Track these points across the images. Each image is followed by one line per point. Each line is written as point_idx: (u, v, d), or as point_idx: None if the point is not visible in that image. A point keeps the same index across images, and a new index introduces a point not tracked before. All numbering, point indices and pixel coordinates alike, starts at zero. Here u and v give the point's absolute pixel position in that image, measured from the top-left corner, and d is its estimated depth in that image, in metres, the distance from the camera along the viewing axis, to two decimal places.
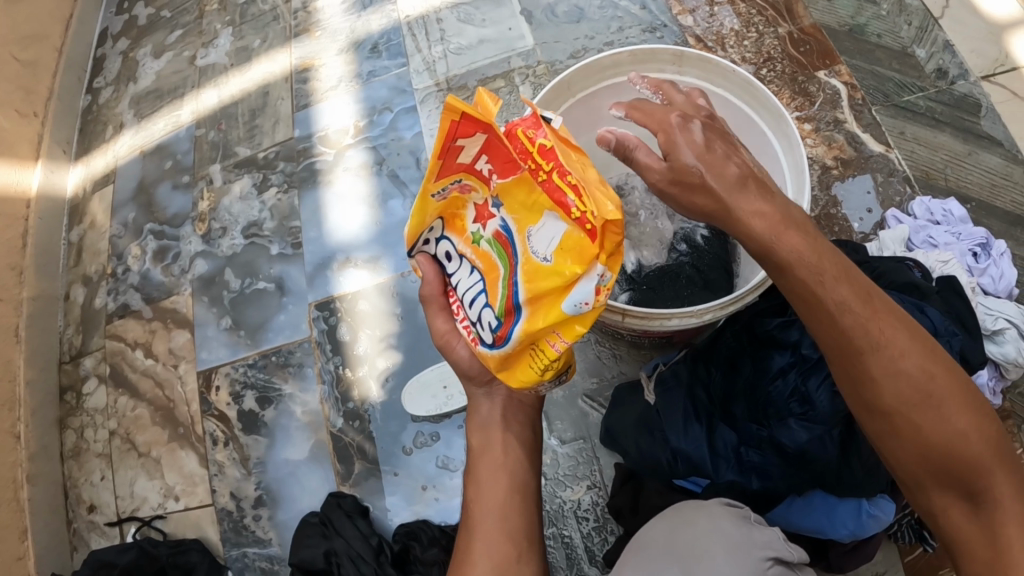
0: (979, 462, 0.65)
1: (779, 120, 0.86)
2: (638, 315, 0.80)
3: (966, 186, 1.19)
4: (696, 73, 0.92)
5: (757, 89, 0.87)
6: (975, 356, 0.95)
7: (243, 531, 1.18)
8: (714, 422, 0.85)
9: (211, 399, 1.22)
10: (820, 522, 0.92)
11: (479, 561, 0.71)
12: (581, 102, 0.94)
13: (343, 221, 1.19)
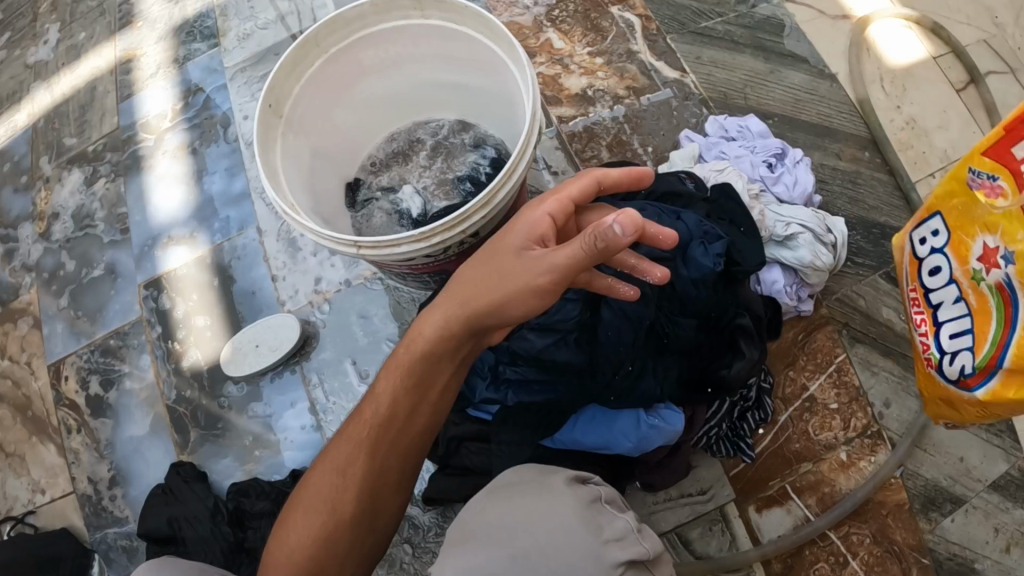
0: None
1: (511, 47, 0.86)
2: (367, 245, 0.77)
3: (768, 103, 1.25)
4: (439, 13, 0.91)
5: (489, 21, 0.86)
6: (751, 257, 0.89)
7: (103, 513, 1.21)
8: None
9: (61, 390, 1.25)
10: (603, 436, 0.85)
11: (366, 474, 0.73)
12: (333, 58, 0.93)
13: (162, 201, 1.22)
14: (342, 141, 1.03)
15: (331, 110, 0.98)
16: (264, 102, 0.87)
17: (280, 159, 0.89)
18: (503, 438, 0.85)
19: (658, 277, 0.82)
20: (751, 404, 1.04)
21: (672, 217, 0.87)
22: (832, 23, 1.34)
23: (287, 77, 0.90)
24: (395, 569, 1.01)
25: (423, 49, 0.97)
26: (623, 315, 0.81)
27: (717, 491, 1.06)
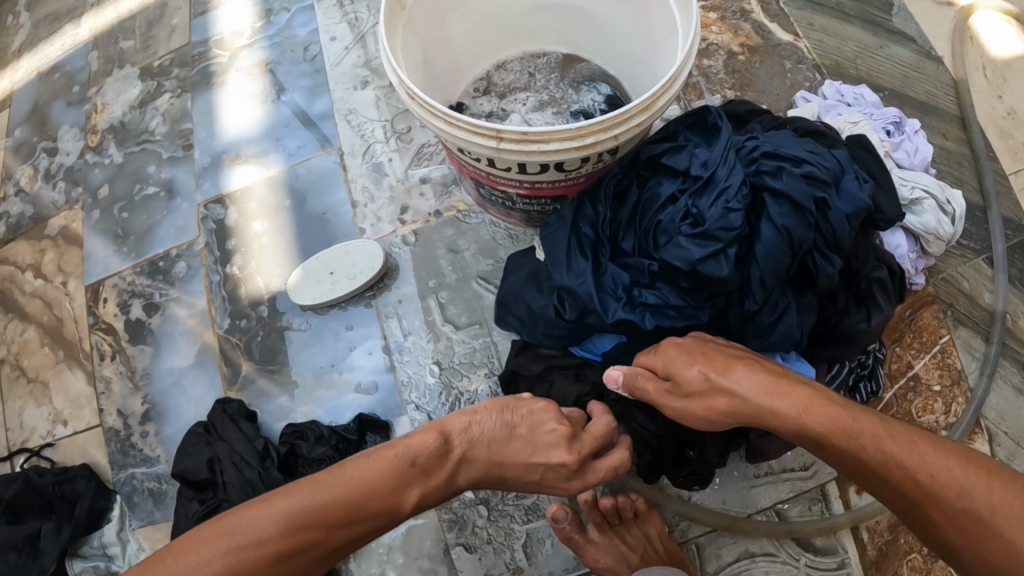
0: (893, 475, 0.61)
1: None
2: (514, 134, 0.71)
3: (878, 76, 1.15)
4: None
5: None
6: (892, 207, 0.81)
7: (130, 451, 1.10)
8: (599, 258, 0.78)
9: (98, 313, 1.14)
10: None
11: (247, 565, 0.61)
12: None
13: (234, 119, 1.15)
14: (452, 56, 0.95)
15: (449, 19, 0.91)
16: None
17: (399, 54, 0.82)
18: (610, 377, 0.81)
19: (821, 200, 0.72)
20: (865, 373, 0.96)
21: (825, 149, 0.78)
22: (937, 9, 1.22)
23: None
24: (467, 532, 0.92)
25: None
26: (787, 235, 0.70)
27: (820, 468, 0.94)
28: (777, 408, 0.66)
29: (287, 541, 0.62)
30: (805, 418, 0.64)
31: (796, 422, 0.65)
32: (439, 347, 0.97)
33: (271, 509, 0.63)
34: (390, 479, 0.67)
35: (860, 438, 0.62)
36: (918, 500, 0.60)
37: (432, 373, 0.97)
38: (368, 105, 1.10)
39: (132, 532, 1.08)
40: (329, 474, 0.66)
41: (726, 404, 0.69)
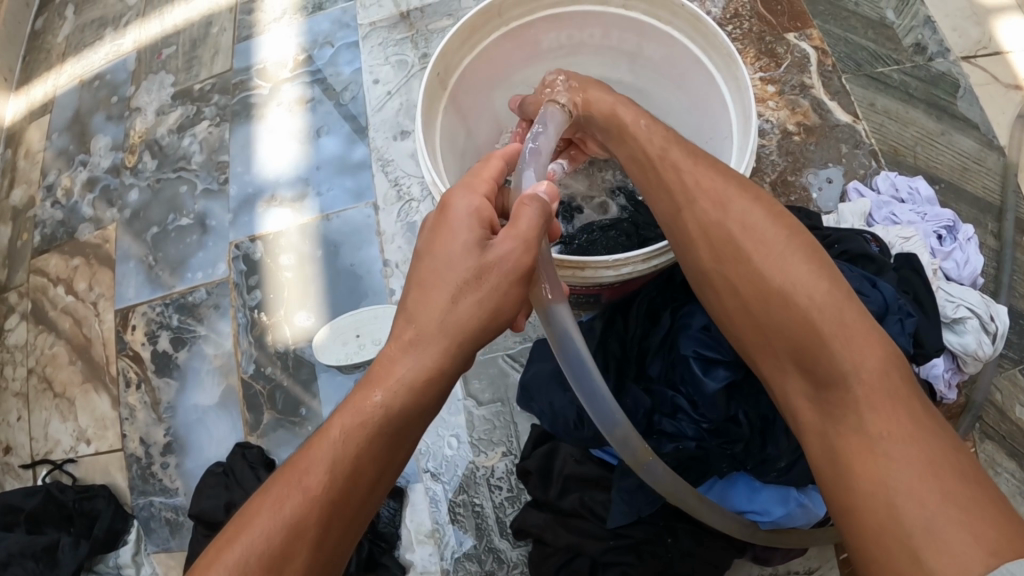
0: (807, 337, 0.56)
1: (726, 59, 0.76)
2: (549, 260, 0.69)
3: (935, 166, 1.10)
4: (642, 8, 0.81)
5: (706, 26, 0.75)
6: (933, 342, 0.78)
7: (150, 479, 1.13)
8: (623, 380, 0.77)
9: (126, 339, 1.16)
10: (739, 506, 0.78)
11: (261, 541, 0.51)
12: (509, 36, 0.83)
13: (271, 156, 1.14)
14: (494, 126, 0.92)
15: (492, 89, 0.88)
16: (435, 69, 0.76)
17: (439, 134, 0.78)
18: (626, 485, 0.81)
19: None
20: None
21: (867, 285, 0.74)
22: (1002, 93, 1.13)
23: (458, 50, 0.79)
24: None
25: (607, 43, 0.87)
26: None
27: None
28: (723, 204, 0.63)
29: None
30: (735, 235, 0.62)
31: (721, 229, 0.62)
32: (459, 421, 0.98)
33: (224, 562, 0.48)
34: (345, 448, 0.53)
35: (795, 274, 0.58)
36: (806, 356, 0.56)
37: (450, 445, 0.97)
38: (407, 158, 1.10)
39: (146, 557, 1.11)
40: (269, 487, 0.52)
41: (667, 177, 0.67)
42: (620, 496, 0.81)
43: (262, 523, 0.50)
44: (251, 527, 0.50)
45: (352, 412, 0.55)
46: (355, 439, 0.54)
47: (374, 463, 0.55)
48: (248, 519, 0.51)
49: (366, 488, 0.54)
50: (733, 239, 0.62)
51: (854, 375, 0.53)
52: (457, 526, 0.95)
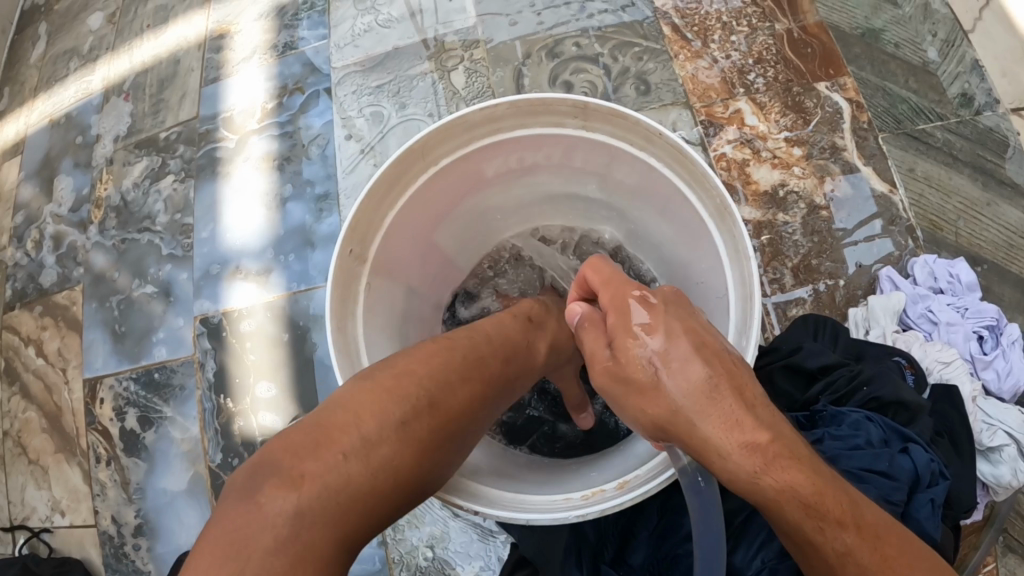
0: None
1: (717, 205, 0.62)
2: (493, 517, 0.56)
3: (979, 244, 0.95)
4: (607, 130, 0.68)
5: (690, 159, 0.62)
6: (965, 502, 0.71)
7: (123, 559, 1.08)
8: (597, 565, 0.66)
9: (95, 412, 1.11)
10: None
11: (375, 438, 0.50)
12: (443, 172, 0.71)
13: (238, 223, 1.05)
14: (440, 250, 0.82)
15: (431, 225, 0.77)
16: (348, 244, 0.65)
17: (364, 306, 0.68)
18: None
19: None
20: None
21: (893, 449, 0.64)
22: None
23: (378, 208, 0.67)
24: None
25: (571, 162, 0.75)
26: None
27: None
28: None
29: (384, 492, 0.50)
30: (866, 570, 0.44)
31: (854, 568, 0.44)
32: (434, 531, 0.91)
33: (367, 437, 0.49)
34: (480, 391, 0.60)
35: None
36: None
37: (424, 556, 0.90)
38: None
39: None
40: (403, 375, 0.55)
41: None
42: None
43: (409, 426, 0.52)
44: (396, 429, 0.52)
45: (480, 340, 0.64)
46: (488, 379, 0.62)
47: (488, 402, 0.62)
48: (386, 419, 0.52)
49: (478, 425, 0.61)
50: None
51: None
52: None
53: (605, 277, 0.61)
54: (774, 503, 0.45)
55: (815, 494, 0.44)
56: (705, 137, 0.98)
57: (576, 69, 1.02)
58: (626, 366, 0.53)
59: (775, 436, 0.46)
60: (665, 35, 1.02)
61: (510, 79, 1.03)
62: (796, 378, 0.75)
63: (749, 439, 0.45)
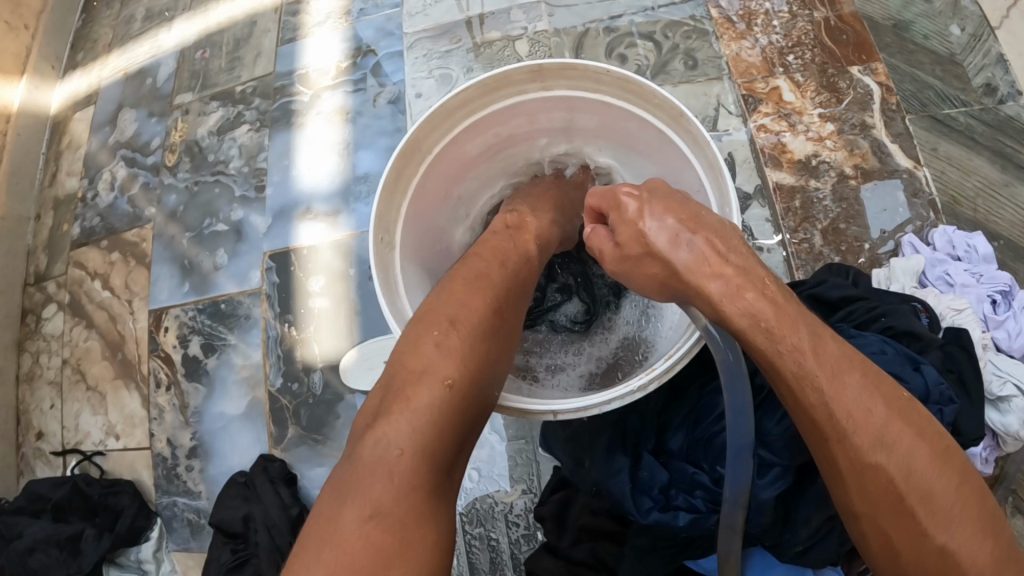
0: (916, 471, 0.51)
1: (675, 116, 0.73)
2: (570, 412, 0.60)
3: (996, 221, 1.01)
4: (564, 85, 0.77)
5: (641, 86, 0.73)
6: (975, 430, 0.77)
7: (174, 480, 1.15)
8: (640, 452, 0.73)
9: (158, 340, 1.18)
10: None
11: (386, 433, 0.54)
12: (438, 159, 0.79)
13: (309, 169, 1.13)
14: (448, 241, 0.90)
15: (434, 214, 0.85)
16: (376, 234, 0.71)
17: (401, 284, 0.74)
18: (639, 543, 0.80)
19: None
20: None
21: (908, 366, 0.72)
22: None
23: (391, 200, 0.74)
24: None
25: (539, 126, 0.84)
26: None
27: None
28: (880, 439, 0.51)
29: (418, 490, 0.53)
30: (821, 383, 0.52)
31: (813, 385, 0.52)
32: (480, 454, 0.97)
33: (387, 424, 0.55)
34: (475, 340, 0.60)
35: (928, 479, 0.51)
36: (906, 502, 0.51)
37: (469, 478, 0.97)
38: None
39: (167, 554, 1.16)
40: (432, 313, 0.62)
41: (808, 403, 0.52)
42: (632, 554, 0.80)
43: (410, 424, 0.54)
44: (386, 437, 0.54)
45: (458, 293, 0.64)
46: (479, 324, 0.62)
47: (502, 342, 0.64)
48: (380, 431, 0.54)
49: (499, 369, 0.63)
50: (894, 485, 0.51)
51: (950, 509, 0.51)
52: (470, 557, 0.95)
53: (604, 193, 0.67)
54: (746, 337, 0.54)
55: (774, 321, 0.53)
56: (745, 110, 1.07)
57: (630, 44, 1.11)
58: (628, 247, 0.61)
59: (747, 273, 0.55)
60: (712, 18, 1.12)
61: (569, 48, 1.12)
62: (823, 307, 0.83)
63: (722, 275, 0.55)
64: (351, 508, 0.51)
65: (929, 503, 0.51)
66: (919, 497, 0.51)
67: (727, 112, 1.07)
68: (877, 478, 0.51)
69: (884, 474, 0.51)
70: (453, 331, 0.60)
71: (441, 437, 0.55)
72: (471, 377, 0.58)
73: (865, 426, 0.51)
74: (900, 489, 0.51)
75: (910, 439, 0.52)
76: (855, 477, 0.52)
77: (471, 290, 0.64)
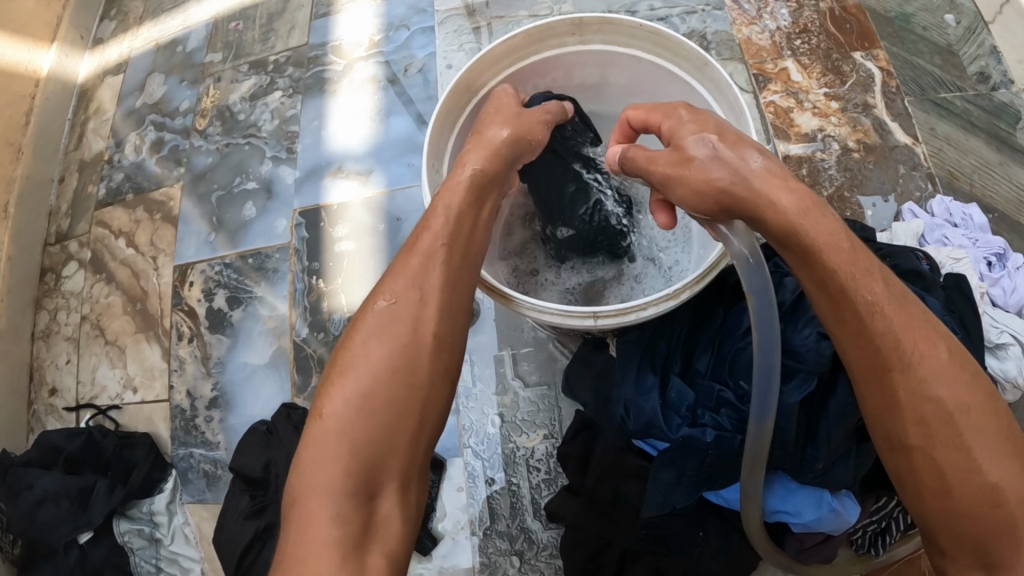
0: (965, 407, 0.55)
1: (702, 66, 0.80)
2: (610, 315, 0.69)
3: (990, 195, 1.08)
4: (600, 40, 0.85)
5: (670, 39, 0.81)
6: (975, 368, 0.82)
7: (192, 431, 1.16)
8: (668, 373, 0.81)
9: (183, 294, 1.20)
10: (774, 505, 0.78)
11: (310, 453, 0.57)
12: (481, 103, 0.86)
13: (341, 132, 1.18)
14: None
15: None
16: (428, 162, 0.78)
17: None
18: (661, 478, 0.79)
19: None
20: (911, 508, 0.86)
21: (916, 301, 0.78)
22: None
23: (441, 133, 0.80)
24: None
25: (573, 81, 0.92)
26: None
27: None
28: (938, 371, 0.55)
29: (343, 501, 0.56)
30: (887, 312, 0.56)
31: (885, 313, 0.56)
32: (504, 400, 1.00)
33: (315, 440, 0.58)
34: (380, 344, 0.60)
35: (977, 418, 0.55)
36: (955, 437, 0.54)
37: (493, 423, 1.00)
38: None
39: (180, 506, 1.16)
40: (360, 324, 0.62)
41: (876, 328, 0.56)
42: (655, 488, 0.80)
43: (330, 440, 0.57)
44: (311, 455, 0.57)
45: (379, 296, 0.63)
46: (402, 311, 0.62)
47: (417, 336, 0.61)
48: (309, 449, 0.58)
49: (417, 363, 0.60)
50: (949, 418, 0.54)
51: (996, 450, 0.54)
52: (492, 502, 0.98)
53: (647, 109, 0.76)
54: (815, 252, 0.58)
55: (848, 246, 0.58)
56: (757, 88, 1.14)
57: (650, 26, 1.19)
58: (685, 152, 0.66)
59: (822, 209, 0.60)
60: (727, 5, 1.20)
61: None
62: None
63: (791, 187, 0.60)
64: (291, 521, 0.56)
65: (974, 441, 0.54)
66: (967, 435, 0.54)
67: (740, 89, 1.14)
68: (933, 409, 0.55)
69: (937, 407, 0.55)
70: (371, 342, 0.61)
71: (347, 447, 0.57)
72: (373, 387, 0.59)
73: (928, 359, 0.56)
74: (953, 425, 0.54)
75: (961, 381, 0.56)
76: (909, 410, 0.55)
77: (390, 290, 0.63)
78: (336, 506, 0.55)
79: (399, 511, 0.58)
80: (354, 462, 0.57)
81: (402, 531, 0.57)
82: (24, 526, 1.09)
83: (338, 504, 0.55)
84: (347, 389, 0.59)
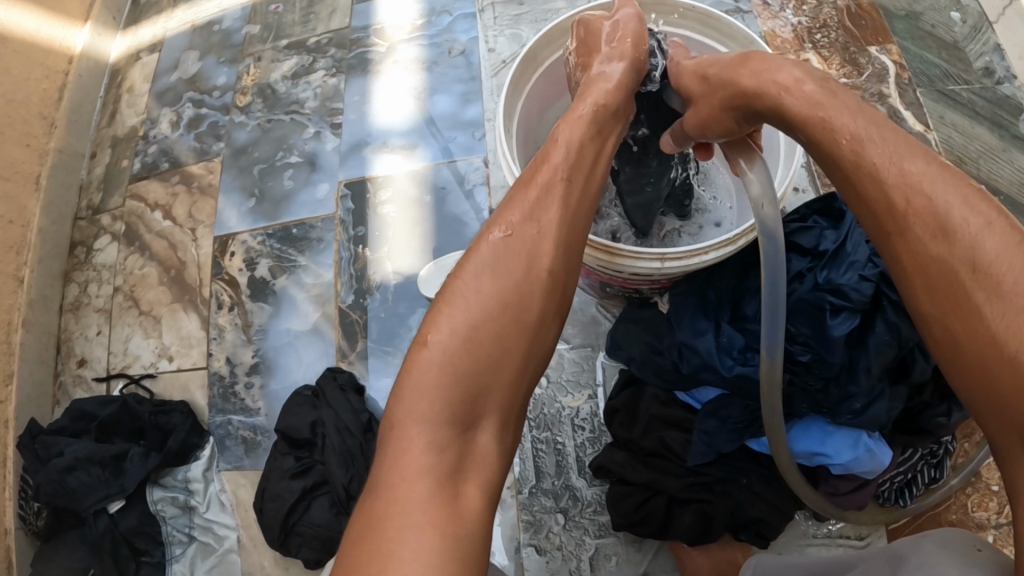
0: (989, 263, 0.48)
1: (748, 44, 0.86)
2: (675, 258, 0.77)
3: (996, 178, 1.16)
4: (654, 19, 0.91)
5: (720, 20, 0.87)
6: None
7: (231, 398, 1.16)
8: (720, 320, 0.88)
9: (223, 264, 1.22)
10: (814, 447, 0.86)
11: (411, 374, 0.56)
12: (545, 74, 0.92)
13: (386, 109, 1.22)
14: None
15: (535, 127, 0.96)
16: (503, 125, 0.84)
17: None
18: (707, 426, 0.87)
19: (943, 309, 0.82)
20: (932, 460, 0.92)
21: None
22: None
23: (512, 99, 0.86)
24: (543, 535, 0.97)
25: None
26: (896, 332, 0.80)
27: (874, 539, 0.95)
28: (942, 225, 0.50)
29: (444, 429, 0.54)
30: (877, 168, 0.55)
31: (877, 173, 0.55)
32: (550, 362, 1.04)
33: (419, 363, 0.56)
34: (493, 278, 0.59)
35: (1009, 274, 0.47)
36: (977, 296, 0.48)
37: (538, 384, 1.04)
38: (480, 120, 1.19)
39: (217, 473, 1.13)
40: (472, 255, 0.61)
41: (866, 190, 0.55)
42: (700, 437, 0.87)
43: (437, 364, 0.55)
44: (414, 377, 0.55)
45: (495, 231, 0.62)
46: (518, 248, 0.61)
47: (537, 277, 0.61)
48: (410, 369, 0.56)
49: (532, 301, 0.60)
50: (961, 278, 0.49)
51: None
52: (537, 461, 1.01)
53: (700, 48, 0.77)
54: (829, 131, 0.59)
55: (830, 112, 0.59)
56: None
57: None
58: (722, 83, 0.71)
59: (836, 97, 0.60)
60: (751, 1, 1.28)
61: None
62: None
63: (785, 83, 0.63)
64: (387, 441, 0.54)
65: (1002, 300, 0.47)
66: (992, 295, 0.47)
67: None
68: (935, 266, 0.50)
69: (943, 264, 0.50)
70: (484, 275, 0.59)
71: (451, 376, 0.55)
72: (482, 319, 0.57)
73: (927, 213, 0.51)
74: (964, 283, 0.49)
75: (987, 233, 0.49)
76: (911, 272, 0.52)
77: (507, 226, 0.62)
78: (436, 432, 0.53)
79: (493, 445, 0.57)
80: (459, 390, 0.55)
81: (495, 466, 0.56)
82: (53, 493, 1.05)
83: (440, 430, 0.54)
84: (461, 317, 0.57)
